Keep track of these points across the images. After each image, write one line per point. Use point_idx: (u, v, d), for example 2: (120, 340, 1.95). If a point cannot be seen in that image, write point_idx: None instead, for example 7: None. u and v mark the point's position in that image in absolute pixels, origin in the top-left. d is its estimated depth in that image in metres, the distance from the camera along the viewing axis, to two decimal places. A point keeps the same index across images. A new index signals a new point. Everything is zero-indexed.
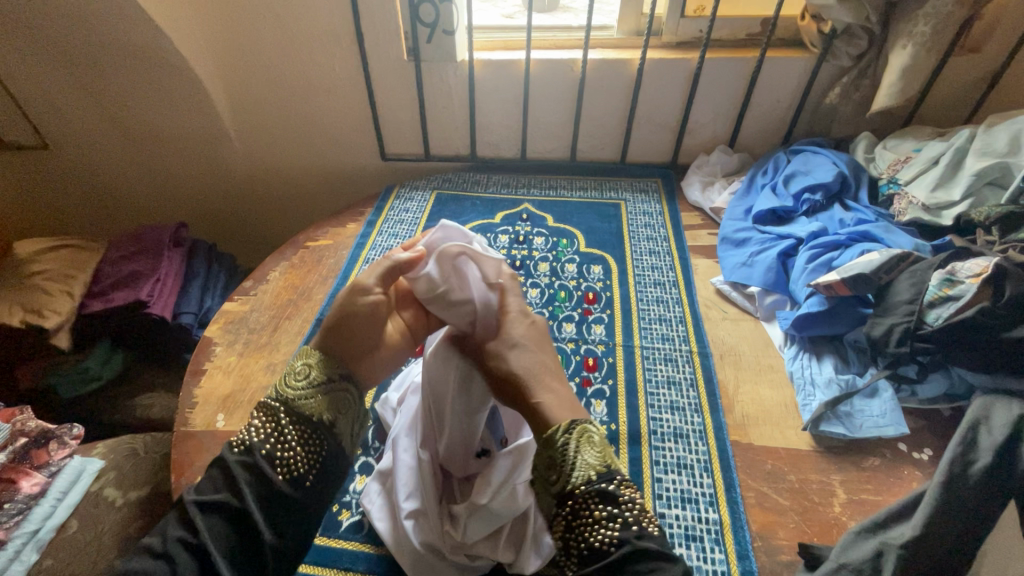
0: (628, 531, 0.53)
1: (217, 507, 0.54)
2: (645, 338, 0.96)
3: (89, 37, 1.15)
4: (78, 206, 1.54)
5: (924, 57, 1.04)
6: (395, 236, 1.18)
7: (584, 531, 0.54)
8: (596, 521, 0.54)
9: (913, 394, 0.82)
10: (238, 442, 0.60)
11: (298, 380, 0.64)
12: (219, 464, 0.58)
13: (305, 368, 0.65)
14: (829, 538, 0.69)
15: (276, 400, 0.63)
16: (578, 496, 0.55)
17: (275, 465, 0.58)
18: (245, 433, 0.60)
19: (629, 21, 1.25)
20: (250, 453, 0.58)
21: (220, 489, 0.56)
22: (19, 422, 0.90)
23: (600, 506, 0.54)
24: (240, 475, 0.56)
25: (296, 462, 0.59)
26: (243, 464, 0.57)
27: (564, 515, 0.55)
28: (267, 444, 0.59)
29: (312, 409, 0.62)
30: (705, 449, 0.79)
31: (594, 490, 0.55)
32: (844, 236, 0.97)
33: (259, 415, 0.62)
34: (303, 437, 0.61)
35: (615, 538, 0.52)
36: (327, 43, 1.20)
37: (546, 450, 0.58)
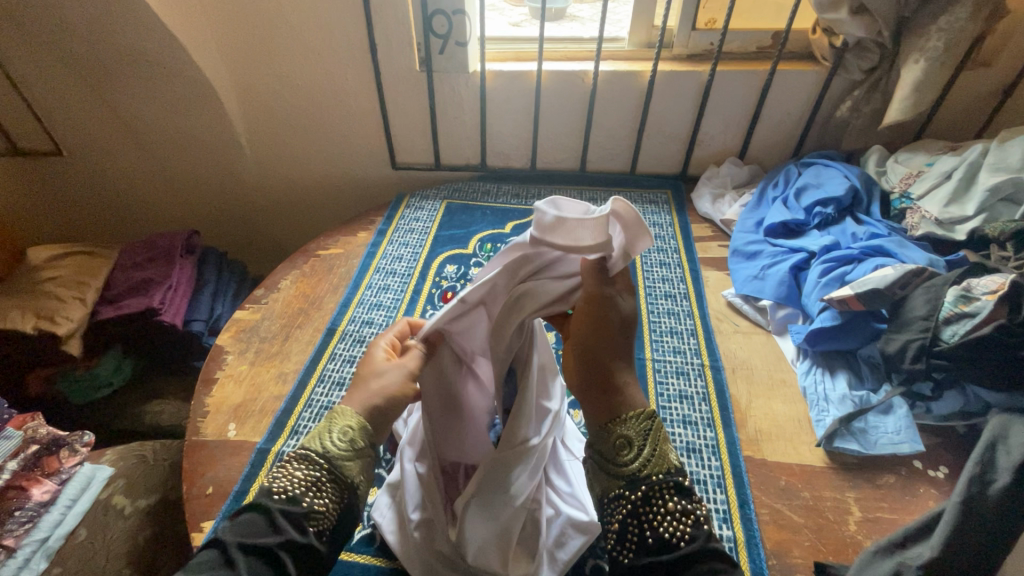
0: (700, 530, 0.47)
1: (260, 555, 0.48)
2: (656, 351, 0.96)
3: (105, 46, 1.16)
4: (90, 213, 1.55)
5: (937, 72, 1.04)
6: (405, 246, 1.19)
7: (651, 520, 0.48)
8: (667, 513, 0.48)
9: (927, 411, 0.81)
10: (277, 488, 0.52)
11: (342, 434, 0.56)
12: (256, 510, 0.51)
13: (352, 426, 0.57)
14: (845, 556, 0.68)
15: (320, 452, 0.55)
16: (652, 483, 0.49)
17: (311, 524, 0.51)
18: (284, 480, 0.53)
19: (640, 33, 1.26)
20: (291, 504, 0.51)
21: (262, 536, 0.49)
22: (31, 429, 0.89)
23: (674, 498, 0.49)
24: (281, 527, 0.50)
25: (329, 526, 0.52)
26: (282, 517, 0.50)
27: (631, 499, 0.49)
28: (307, 497, 0.52)
29: (354, 471, 0.55)
30: (718, 464, 0.79)
31: (670, 481, 0.49)
32: (857, 250, 0.97)
33: (297, 461, 0.54)
34: (341, 497, 0.54)
35: (687, 534, 0.47)
36: (340, 54, 1.21)
37: (621, 430, 0.52)
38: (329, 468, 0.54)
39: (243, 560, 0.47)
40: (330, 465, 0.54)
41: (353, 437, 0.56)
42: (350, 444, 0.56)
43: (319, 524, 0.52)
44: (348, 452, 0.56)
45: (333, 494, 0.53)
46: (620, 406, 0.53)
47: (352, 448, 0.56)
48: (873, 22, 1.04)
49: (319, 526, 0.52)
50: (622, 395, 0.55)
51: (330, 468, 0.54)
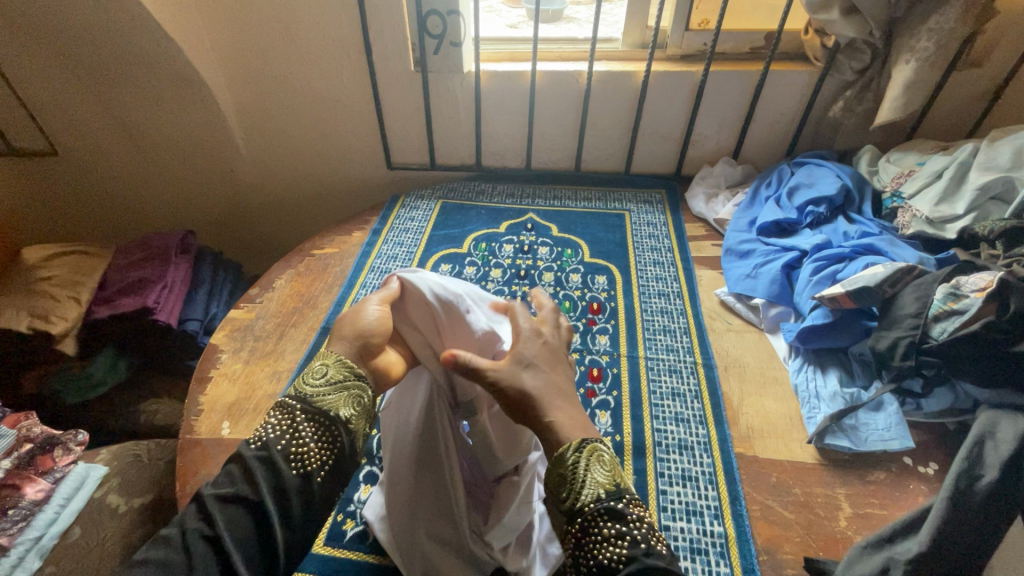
0: (637, 549, 0.47)
1: (237, 500, 0.49)
2: (649, 349, 0.96)
3: (99, 46, 1.16)
4: (85, 214, 1.56)
5: (927, 72, 1.04)
6: (400, 245, 1.19)
7: (592, 549, 0.48)
8: (605, 538, 0.48)
9: (918, 408, 0.82)
10: (256, 437, 0.54)
11: (318, 373, 0.57)
12: (236, 460, 0.52)
13: (322, 365, 0.57)
14: (835, 552, 0.69)
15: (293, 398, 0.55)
16: (586, 513, 0.50)
17: (291, 464, 0.51)
18: (262, 428, 0.54)
19: (634, 34, 1.26)
20: (267, 449, 0.52)
21: (239, 483, 0.50)
22: (25, 428, 0.91)
23: (609, 523, 0.49)
24: (256, 471, 0.50)
25: (314, 462, 0.52)
26: (258, 462, 0.51)
27: (573, 533, 0.50)
28: (283, 441, 0.52)
29: (331, 406, 0.55)
30: (710, 461, 0.79)
31: (603, 507, 0.50)
32: (848, 248, 0.97)
33: (275, 409, 0.55)
34: (322, 434, 0.54)
35: (624, 555, 0.47)
36: (334, 54, 1.21)
37: (557, 467, 0.52)
38: (305, 407, 0.54)
39: (218, 508, 0.48)
40: (306, 406, 0.55)
41: (329, 373, 0.56)
42: (324, 382, 0.56)
43: (299, 463, 0.52)
44: (325, 388, 0.56)
45: (311, 433, 0.53)
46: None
47: (328, 383, 0.56)
48: (864, 22, 1.05)
49: (300, 462, 0.52)
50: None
51: (306, 407, 0.55)
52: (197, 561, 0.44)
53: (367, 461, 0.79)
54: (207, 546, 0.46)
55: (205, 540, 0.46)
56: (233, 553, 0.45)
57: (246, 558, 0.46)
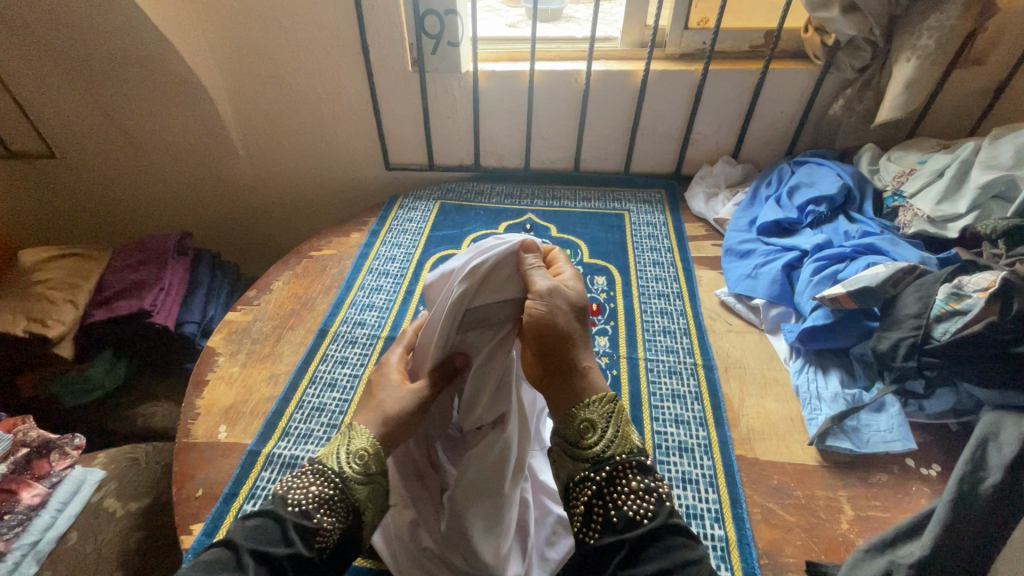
0: (663, 506, 0.49)
1: (269, 561, 0.47)
2: (650, 351, 0.95)
3: (94, 47, 1.16)
4: (83, 217, 1.55)
5: (929, 69, 1.04)
6: (399, 246, 1.18)
7: (615, 499, 0.50)
8: (631, 491, 0.49)
9: (920, 409, 0.81)
10: (293, 499, 0.52)
11: (360, 458, 0.56)
12: (271, 518, 0.51)
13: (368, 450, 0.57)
14: (837, 555, 0.68)
15: (335, 471, 0.55)
16: (616, 463, 0.51)
17: (317, 543, 0.51)
18: (299, 492, 0.53)
19: (633, 32, 1.25)
20: (302, 518, 0.51)
21: (272, 544, 0.49)
22: (21, 432, 0.89)
23: (637, 477, 0.50)
24: (291, 537, 0.49)
25: (332, 545, 0.52)
26: (293, 530, 0.50)
27: (596, 480, 0.51)
28: (319, 514, 0.52)
29: (364, 495, 0.55)
30: (710, 463, 0.78)
31: (632, 460, 0.51)
32: (849, 248, 0.97)
33: (313, 475, 0.55)
34: (348, 520, 0.53)
35: (650, 510, 0.48)
36: (332, 54, 1.21)
37: (585, 414, 0.53)
38: (342, 487, 0.54)
39: (253, 562, 0.46)
40: (344, 486, 0.54)
41: (367, 461, 0.56)
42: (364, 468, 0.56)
43: (323, 543, 0.51)
44: (363, 476, 0.56)
45: (342, 515, 0.53)
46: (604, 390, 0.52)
47: (366, 471, 0.56)
48: (865, 20, 1.04)
49: (324, 544, 0.51)
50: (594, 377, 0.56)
51: (343, 487, 0.54)
52: None
53: None
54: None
55: None
56: None
57: None
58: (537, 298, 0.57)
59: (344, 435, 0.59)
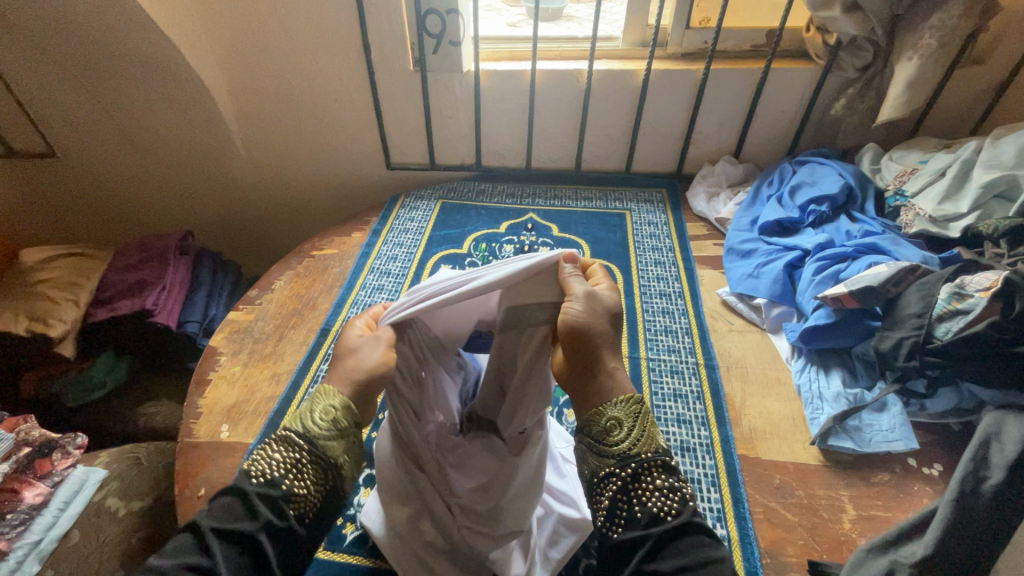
0: (687, 505, 0.48)
1: (239, 535, 0.47)
2: (651, 350, 0.95)
3: (96, 47, 1.16)
4: (84, 216, 1.55)
5: (931, 69, 1.03)
6: (400, 246, 1.18)
7: (640, 496, 0.49)
8: (656, 489, 0.49)
9: (921, 409, 0.82)
10: (255, 471, 0.51)
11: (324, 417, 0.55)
12: (234, 494, 0.50)
13: (332, 407, 0.56)
14: (839, 554, 0.68)
15: (299, 435, 0.53)
16: (641, 460, 0.50)
17: (289, 508, 0.50)
18: (262, 462, 0.52)
19: (635, 32, 1.25)
20: (269, 487, 0.50)
21: (239, 519, 0.48)
22: (23, 431, 0.90)
23: (661, 475, 0.50)
24: (261, 508, 0.49)
25: (308, 504, 0.51)
26: (260, 500, 0.49)
27: (621, 477, 0.50)
28: (288, 479, 0.51)
29: (335, 451, 0.54)
30: (711, 463, 0.78)
31: (657, 459, 0.50)
32: (851, 248, 0.97)
33: (277, 442, 0.53)
34: (321, 478, 0.53)
35: (673, 509, 0.48)
36: (334, 54, 1.21)
37: (611, 412, 0.52)
38: (310, 448, 0.53)
39: (218, 541, 0.46)
40: (311, 447, 0.53)
41: (334, 417, 0.56)
42: (332, 425, 0.55)
43: (297, 506, 0.51)
44: (330, 433, 0.55)
45: (313, 475, 0.52)
46: (609, 390, 0.52)
47: (335, 426, 0.55)
48: (867, 20, 1.04)
49: (300, 506, 0.51)
50: (620, 377, 0.53)
51: (310, 448, 0.53)
52: None
53: (367, 464, 0.79)
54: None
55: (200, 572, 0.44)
56: None
57: None
58: (575, 301, 0.52)
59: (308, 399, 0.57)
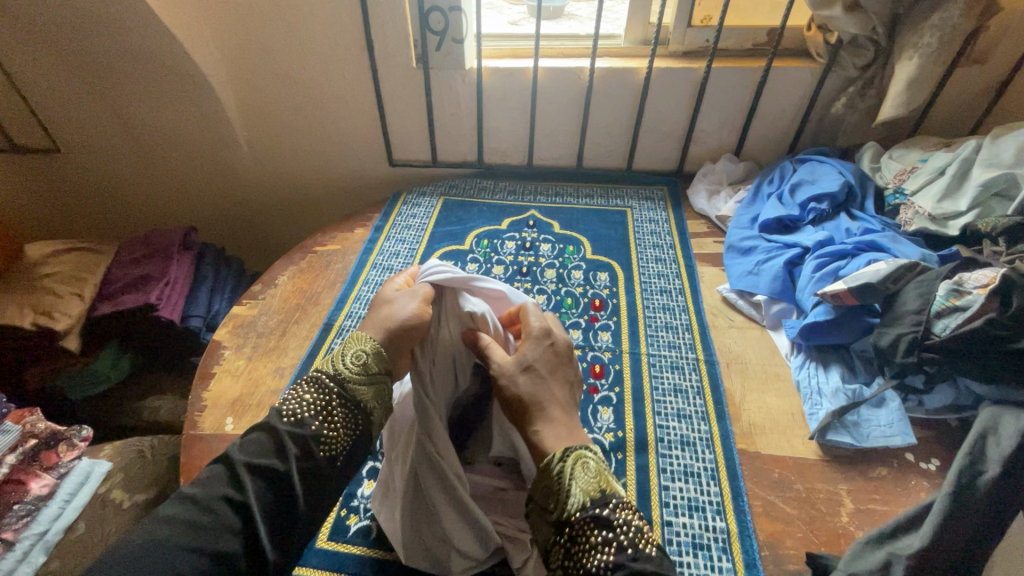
0: (624, 555, 0.47)
1: (268, 471, 0.51)
2: (651, 346, 0.96)
3: (101, 43, 1.17)
4: (85, 210, 1.56)
5: (931, 67, 1.04)
6: (402, 242, 1.19)
7: (580, 559, 0.48)
8: (592, 547, 0.48)
9: (920, 404, 0.83)
10: (288, 411, 0.56)
11: (354, 361, 0.60)
12: (266, 431, 0.54)
13: (361, 355, 0.60)
14: (837, 547, 0.69)
15: (330, 378, 0.58)
16: (573, 522, 0.50)
17: (317, 447, 0.54)
18: (294, 404, 0.56)
19: (637, 30, 1.26)
20: (299, 427, 0.54)
21: (270, 454, 0.52)
22: (30, 423, 0.89)
23: (596, 531, 0.49)
24: (289, 446, 0.52)
25: (335, 447, 0.55)
26: (290, 438, 0.53)
27: (561, 543, 0.50)
28: (317, 421, 0.55)
29: (363, 395, 0.58)
30: (711, 457, 0.79)
31: (588, 516, 0.49)
32: (850, 245, 0.97)
33: (309, 387, 0.58)
34: (349, 422, 0.57)
35: (611, 563, 0.46)
36: (337, 52, 1.22)
37: (541, 479, 0.53)
38: (340, 391, 0.57)
39: (249, 475, 0.50)
40: (340, 391, 0.58)
41: (366, 362, 0.60)
42: (361, 370, 0.59)
43: (327, 447, 0.54)
44: (358, 378, 0.59)
45: (341, 418, 0.56)
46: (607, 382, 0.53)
47: (364, 372, 0.59)
48: (867, 19, 1.05)
49: (328, 448, 0.54)
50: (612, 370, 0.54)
51: (340, 391, 0.58)
52: (223, 527, 0.46)
53: (369, 457, 0.80)
54: (231, 510, 0.48)
55: (231, 505, 0.48)
56: (256, 527, 0.47)
57: (271, 529, 0.49)
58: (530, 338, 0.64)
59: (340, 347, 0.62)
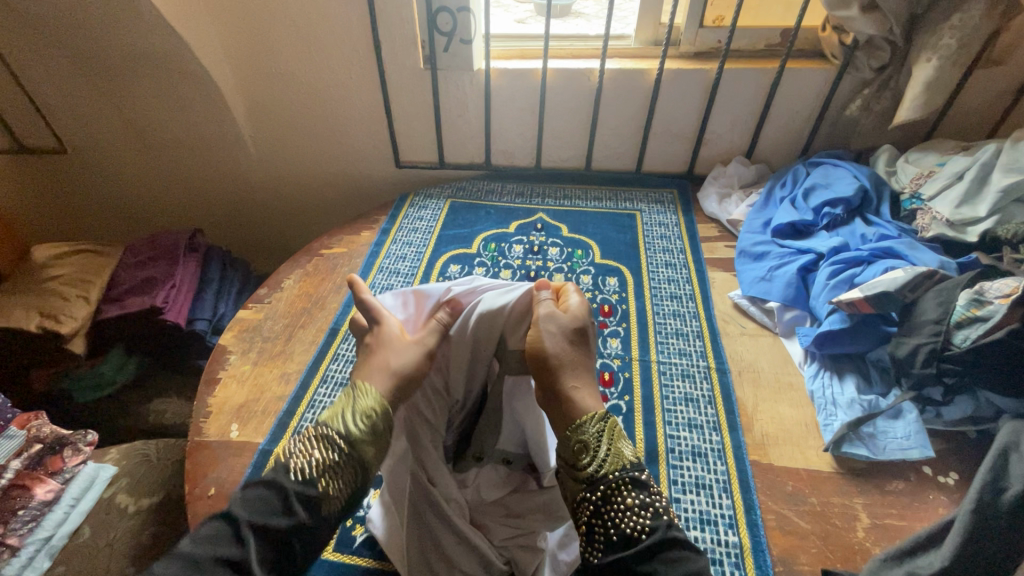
0: (660, 520, 0.51)
1: (272, 533, 0.48)
2: (662, 353, 0.95)
3: (106, 44, 1.16)
4: (91, 213, 1.56)
5: (950, 69, 1.02)
6: (409, 245, 1.18)
7: (613, 518, 0.52)
8: (627, 508, 0.52)
9: (937, 416, 0.80)
10: (295, 467, 0.53)
11: (364, 418, 0.57)
12: (271, 488, 0.51)
13: (372, 411, 0.57)
14: (853, 564, 0.67)
15: (340, 435, 0.55)
16: (610, 482, 0.54)
17: (320, 508, 0.52)
18: (302, 459, 0.53)
19: (647, 31, 1.24)
20: (305, 487, 0.52)
21: (274, 515, 0.50)
22: (36, 428, 0.89)
23: (632, 493, 0.53)
24: (294, 507, 0.50)
25: (336, 507, 0.53)
26: (296, 499, 0.51)
27: (593, 500, 0.54)
28: (323, 481, 0.53)
29: (370, 455, 0.56)
30: (724, 469, 0.78)
31: (626, 477, 0.54)
32: (866, 251, 0.95)
33: (317, 440, 0.54)
34: (352, 481, 0.54)
35: (647, 526, 0.51)
36: (344, 52, 1.20)
37: (578, 435, 0.57)
38: (349, 452, 0.54)
39: (253, 538, 0.47)
40: (348, 449, 0.55)
41: (374, 421, 0.57)
42: (371, 429, 0.56)
43: (328, 507, 0.53)
44: (367, 437, 0.56)
45: (345, 479, 0.54)
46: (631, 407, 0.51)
47: (372, 430, 0.56)
48: (885, 19, 1.02)
49: (328, 509, 0.53)
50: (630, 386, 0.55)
51: (349, 451, 0.55)
52: None
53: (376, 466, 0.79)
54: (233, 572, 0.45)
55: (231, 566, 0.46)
56: None
57: None
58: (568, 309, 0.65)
59: (349, 392, 0.59)
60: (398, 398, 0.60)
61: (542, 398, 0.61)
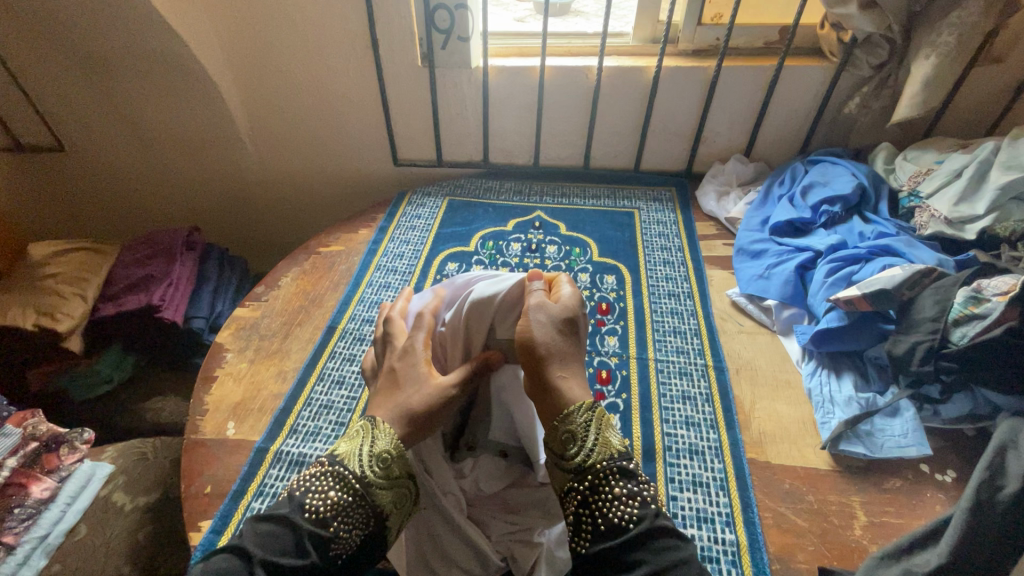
0: (648, 509, 0.51)
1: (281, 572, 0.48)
2: (659, 351, 0.94)
3: (103, 41, 1.15)
4: (88, 211, 1.56)
5: (948, 67, 1.01)
6: (406, 243, 1.18)
7: (601, 507, 0.52)
8: (614, 497, 0.52)
9: (935, 414, 0.79)
10: (310, 505, 0.53)
11: (380, 461, 0.57)
12: (285, 524, 0.52)
13: (388, 454, 0.57)
14: (850, 562, 0.67)
15: (356, 477, 0.55)
16: (597, 471, 0.54)
17: (331, 551, 0.52)
18: (317, 498, 0.54)
19: (645, 28, 1.24)
20: (318, 527, 0.52)
21: (284, 553, 0.50)
22: (31, 426, 0.87)
23: (620, 482, 0.53)
24: (306, 547, 0.50)
25: (346, 551, 0.53)
26: (308, 539, 0.51)
27: (580, 490, 0.54)
28: (336, 522, 0.53)
29: (383, 500, 0.56)
30: (721, 467, 0.78)
31: (614, 466, 0.55)
32: (864, 249, 0.95)
33: (333, 480, 0.55)
34: (363, 526, 0.55)
35: (635, 515, 0.51)
36: (342, 49, 1.20)
37: (566, 425, 0.57)
38: (363, 495, 0.55)
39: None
40: (362, 492, 0.55)
41: (390, 464, 0.57)
42: (385, 472, 0.57)
43: (338, 550, 0.52)
44: (382, 481, 0.56)
45: (357, 522, 0.54)
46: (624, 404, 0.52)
47: (387, 475, 0.57)
48: (883, 16, 1.02)
49: (339, 552, 0.53)
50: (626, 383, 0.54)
51: (363, 494, 0.55)
52: None
53: None
54: None
55: None
56: None
57: None
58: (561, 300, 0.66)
59: (365, 430, 0.59)
60: (394, 397, 0.60)
61: (538, 395, 0.61)
